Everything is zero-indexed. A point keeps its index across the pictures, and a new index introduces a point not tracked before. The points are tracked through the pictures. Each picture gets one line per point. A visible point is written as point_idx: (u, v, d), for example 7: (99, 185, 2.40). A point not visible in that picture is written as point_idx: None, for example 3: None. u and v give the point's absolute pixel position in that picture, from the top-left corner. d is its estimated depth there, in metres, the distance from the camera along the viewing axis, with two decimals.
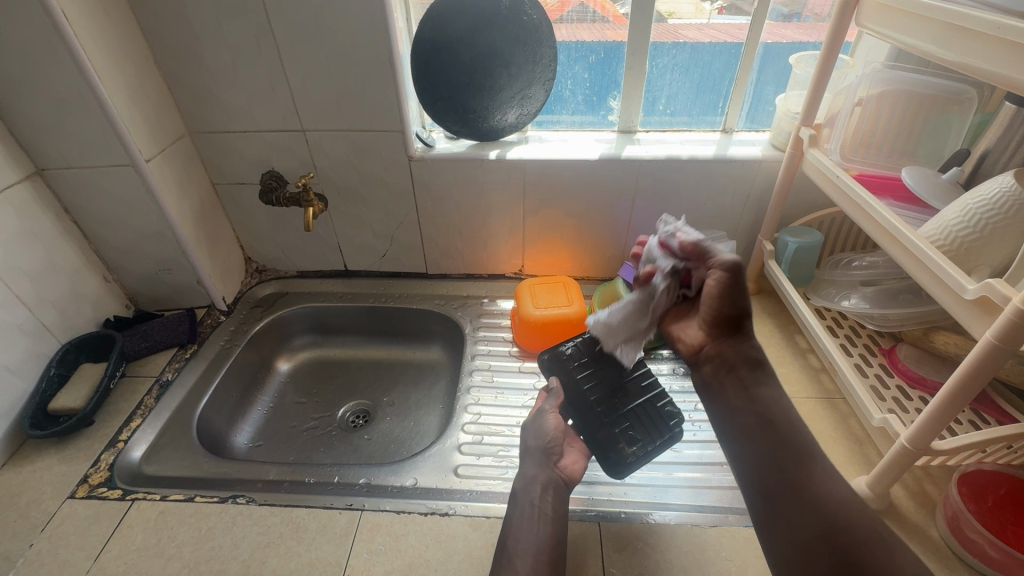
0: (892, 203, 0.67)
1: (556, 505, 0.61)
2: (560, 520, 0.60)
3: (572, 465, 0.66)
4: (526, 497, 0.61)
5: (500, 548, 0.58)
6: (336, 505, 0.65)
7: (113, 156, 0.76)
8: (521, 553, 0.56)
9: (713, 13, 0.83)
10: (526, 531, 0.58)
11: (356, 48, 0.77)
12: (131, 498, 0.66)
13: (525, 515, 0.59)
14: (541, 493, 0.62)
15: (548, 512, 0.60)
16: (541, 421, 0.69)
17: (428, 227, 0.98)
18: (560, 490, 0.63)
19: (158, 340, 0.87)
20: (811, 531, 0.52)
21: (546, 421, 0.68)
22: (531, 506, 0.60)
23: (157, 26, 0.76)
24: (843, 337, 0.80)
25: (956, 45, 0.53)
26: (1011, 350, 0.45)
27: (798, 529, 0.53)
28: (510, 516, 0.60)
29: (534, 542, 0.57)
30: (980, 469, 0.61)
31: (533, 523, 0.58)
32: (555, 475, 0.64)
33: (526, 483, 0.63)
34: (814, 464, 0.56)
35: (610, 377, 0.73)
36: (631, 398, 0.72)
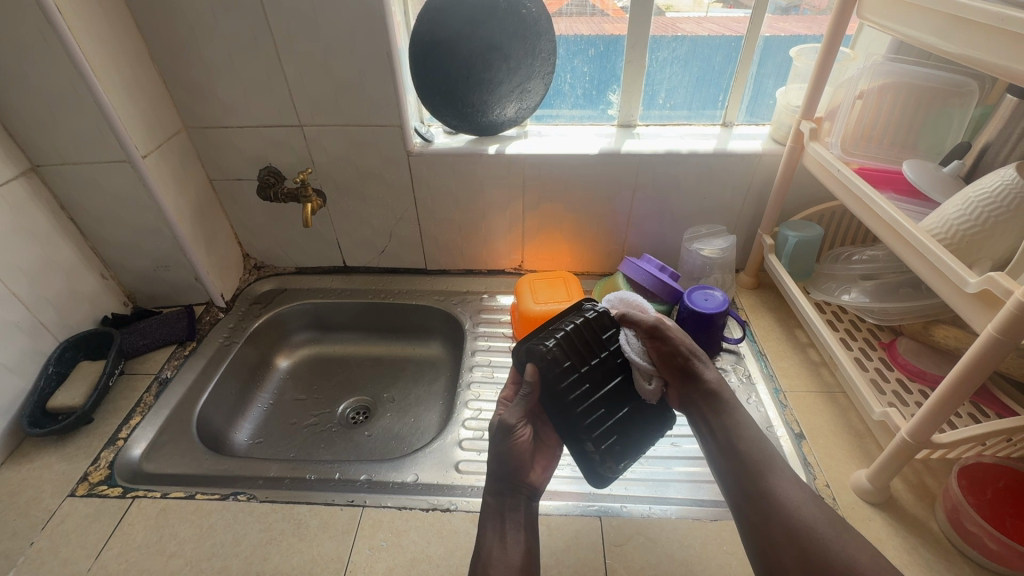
0: (893, 196, 0.66)
1: (527, 518, 0.60)
2: (531, 537, 0.58)
3: (540, 473, 0.64)
4: (497, 511, 0.59)
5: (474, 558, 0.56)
6: (337, 502, 0.65)
7: (109, 152, 0.75)
8: (494, 560, 0.54)
9: (711, 6, 0.82)
10: (498, 545, 0.56)
11: (353, 42, 0.76)
12: (131, 496, 0.66)
13: (497, 524, 0.58)
14: (512, 507, 0.60)
15: (520, 522, 0.59)
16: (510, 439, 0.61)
17: (426, 223, 0.97)
18: (529, 502, 0.62)
19: (157, 337, 0.87)
20: (785, 545, 0.53)
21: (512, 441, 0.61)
22: (501, 518, 0.59)
23: (151, 20, 0.75)
24: (843, 331, 0.80)
25: (958, 37, 0.53)
26: (1013, 343, 0.45)
27: (771, 545, 0.54)
28: (482, 528, 0.58)
29: (510, 552, 0.55)
30: (979, 462, 0.61)
31: (504, 536, 0.57)
32: (526, 489, 0.62)
33: (495, 495, 0.61)
34: (772, 471, 0.59)
35: (596, 381, 0.65)
36: (615, 408, 0.65)
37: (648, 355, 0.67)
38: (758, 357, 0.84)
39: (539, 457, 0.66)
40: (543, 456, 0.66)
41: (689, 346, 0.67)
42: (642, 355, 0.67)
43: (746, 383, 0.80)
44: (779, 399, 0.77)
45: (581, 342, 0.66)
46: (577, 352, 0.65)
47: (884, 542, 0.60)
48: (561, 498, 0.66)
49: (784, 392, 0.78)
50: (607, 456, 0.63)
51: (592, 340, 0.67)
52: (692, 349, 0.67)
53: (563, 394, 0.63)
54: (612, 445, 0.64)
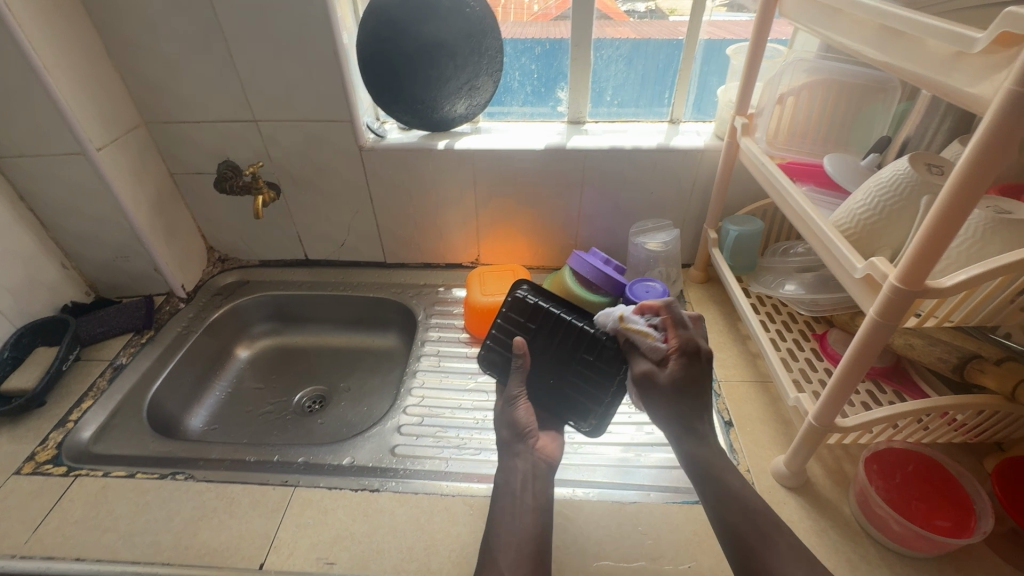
0: (811, 189, 0.69)
1: (540, 494, 0.62)
2: (543, 510, 0.60)
3: (550, 443, 0.67)
4: (508, 488, 0.62)
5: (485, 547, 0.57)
6: (271, 482, 0.67)
7: (63, 144, 0.78)
8: (503, 548, 0.56)
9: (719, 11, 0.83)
10: (509, 524, 0.58)
11: (301, 40, 0.79)
12: (74, 474, 0.69)
13: (508, 508, 0.60)
14: (522, 482, 0.62)
15: (529, 500, 0.61)
16: (511, 409, 0.68)
17: (382, 217, 1.00)
18: (543, 472, 0.64)
19: (115, 325, 0.90)
20: None
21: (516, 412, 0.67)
22: (512, 499, 0.61)
23: (107, 19, 0.78)
24: (779, 324, 0.82)
25: (846, 32, 0.56)
26: (892, 325, 0.47)
27: None
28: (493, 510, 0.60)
29: (519, 529, 0.58)
30: (890, 448, 0.63)
31: (515, 516, 0.59)
32: (536, 457, 0.65)
33: (507, 473, 0.64)
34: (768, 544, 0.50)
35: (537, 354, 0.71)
36: (565, 369, 0.69)
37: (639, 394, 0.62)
38: None
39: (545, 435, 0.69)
40: (549, 430, 0.70)
41: (671, 397, 0.59)
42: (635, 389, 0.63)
43: None
44: (713, 388, 0.78)
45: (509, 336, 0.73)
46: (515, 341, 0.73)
47: (795, 525, 0.61)
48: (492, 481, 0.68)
49: (719, 381, 0.80)
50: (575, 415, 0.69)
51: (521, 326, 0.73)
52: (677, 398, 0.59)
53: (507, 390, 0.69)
54: (580, 400, 0.69)
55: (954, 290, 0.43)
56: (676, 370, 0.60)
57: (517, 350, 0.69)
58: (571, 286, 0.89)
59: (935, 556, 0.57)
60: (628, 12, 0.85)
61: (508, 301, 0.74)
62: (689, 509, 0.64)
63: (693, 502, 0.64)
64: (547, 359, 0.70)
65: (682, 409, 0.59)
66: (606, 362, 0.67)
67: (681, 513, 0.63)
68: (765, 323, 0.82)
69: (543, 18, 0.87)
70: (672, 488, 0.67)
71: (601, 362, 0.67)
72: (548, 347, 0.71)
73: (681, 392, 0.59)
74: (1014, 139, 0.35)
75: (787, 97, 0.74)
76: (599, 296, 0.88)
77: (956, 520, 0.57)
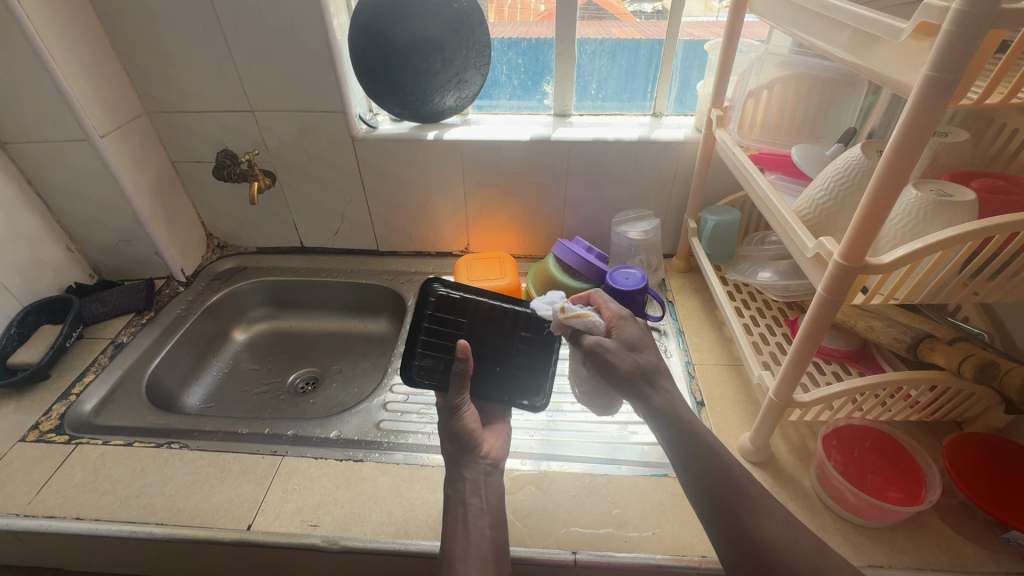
0: (779, 178, 0.72)
1: (486, 502, 0.61)
2: (493, 515, 0.60)
3: (495, 445, 0.68)
4: (457, 497, 0.61)
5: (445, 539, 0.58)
6: (261, 451, 0.71)
7: (68, 130, 0.82)
8: (460, 554, 0.55)
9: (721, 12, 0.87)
10: (464, 530, 0.57)
11: (295, 33, 0.83)
12: (75, 442, 0.73)
13: (461, 513, 0.59)
14: (471, 489, 0.61)
15: (480, 506, 0.60)
16: (457, 417, 0.66)
17: (375, 206, 1.03)
18: (489, 476, 0.65)
19: (116, 306, 0.94)
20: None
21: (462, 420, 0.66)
22: (464, 505, 0.60)
23: (110, 11, 0.82)
24: (753, 310, 0.85)
25: (806, 26, 0.58)
26: (839, 301, 0.50)
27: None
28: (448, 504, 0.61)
29: (473, 537, 0.57)
30: (849, 425, 0.66)
31: (467, 524, 0.57)
32: (484, 465, 0.65)
33: (455, 481, 0.62)
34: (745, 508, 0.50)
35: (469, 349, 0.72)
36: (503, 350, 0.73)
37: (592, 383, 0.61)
38: (677, 333, 0.89)
39: (490, 435, 0.70)
40: (495, 430, 0.71)
41: (639, 363, 0.57)
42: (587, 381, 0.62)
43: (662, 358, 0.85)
44: (688, 371, 0.82)
45: (434, 342, 0.73)
46: (440, 346, 0.72)
47: None
48: None
49: (694, 364, 0.83)
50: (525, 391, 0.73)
51: (444, 328, 0.73)
52: (643, 366, 0.57)
53: (450, 399, 0.66)
54: (518, 380, 0.73)
55: (893, 265, 0.46)
56: (627, 334, 0.59)
57: (460, 356, 0.63)
58: (555, 273, 0.92)
59: (888, 527, 0.60)
60: (635, 13, 0.89)
61: (428, 303, 0.74)
62: (658, 481, 0.67)
63: (661, 475, 0.67)
64: (482, 351, 0.73)
65: (639, 365, 0.56)
66: (533, 339, 0.73)
67: (650, 485, 0.66)
68: (740, 309, 0.85)
69: (547, 18, 0.90)
70: (643, 462, 0.70)
71: (527, 339, 0.73)
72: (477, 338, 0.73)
73: (648, 363, 0.57)
74: (934, 120, 0.38)
75: (759, 91, 0.77)
76: (581, 282, 0.91)
77: (908, 492, 0.60)
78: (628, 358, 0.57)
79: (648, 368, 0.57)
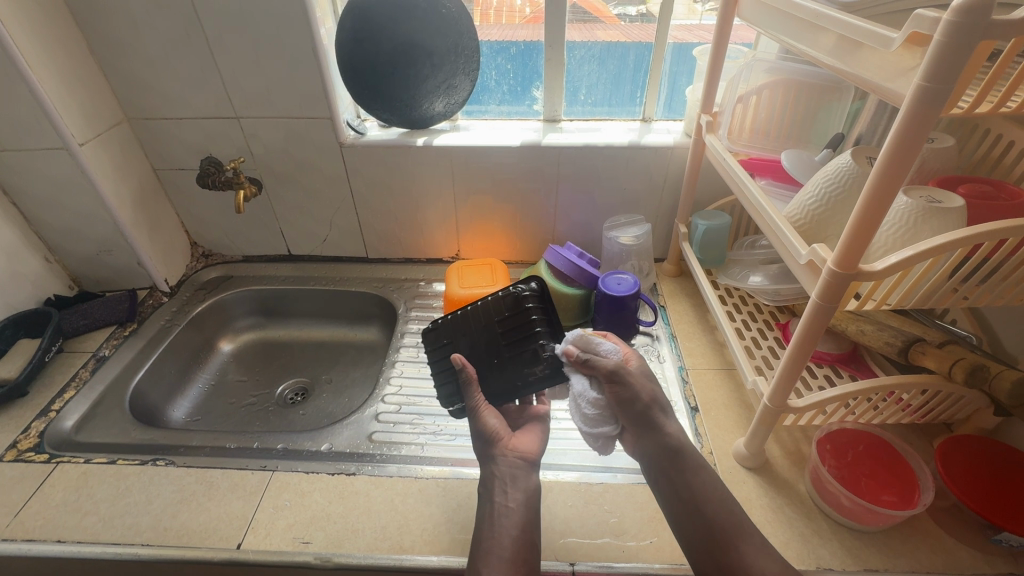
0: (769, 183, 0.72)
1: (520, 497, 0.59)
2: (527, 510, 0.59)
3: (525, 441, 0.65)
4: (489, 496, 0.60)
5: (476, 542, 0.57)
6: (250, 467, 0.69)
7: (46, 139, 0.80)
8: (490, 553, 0.54)
9: (705, 14, 0.87)
10: (491, 532, 0.56)
11: (281, 39, 0.81)
12: (56, 461, 0.70)
13: (491, 513, 0.58)
14: (501, 485, 0.60)
15: (512, 503, 0.59)
16: (482, 420, 0.64)
17: (364, 213, 1.02)
18: (524, 470, 0.62)
19: (98, 318, 0.91)
20: None
21: (488, 423, 0.64)
22: (493, 505, 0.59)
23: (88, 16, 0.80)
24: (744, 314, 0.85)
25: (792, 33, 0.59)
26: (834, 307, 0.50)
27: None
28: (479, 505, 0.60)
29: (504, 536, 0.56)
30: (842, 429, 0.66)
31: (500, 523, 0.57)
32: (514, 459, 0.62)
33: (487, 481, 0.61)
34: (743, 541, 0.53)
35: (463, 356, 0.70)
36: (492, 342, 0.69)
37: (602, 411, 0.61)
38: (669, 338, 0.89)
39: (523, 431, 0.67)
40: (527, 429, 0.68)
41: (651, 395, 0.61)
42: (596, 411, 0.60)
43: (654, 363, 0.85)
44: (681, 376, 0.81)
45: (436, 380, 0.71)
46: (442, 376, 0.71)
47: (753, 502, 0.64)
48: (466, 465, 0.70)
49: (687, 369, 0.83)
50: (535, 365, 0.66)
51: (433, 357, 0.73)
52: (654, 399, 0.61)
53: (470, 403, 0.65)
54: (522, 360, 0.67)
55: (885, 272, 0.46)
56: (640, 363, 0.65)
57: (460, 364, 0.66)
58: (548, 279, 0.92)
59: (883, 530, 0.60)
60: (619, 16, 0.89)
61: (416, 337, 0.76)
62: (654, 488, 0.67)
63: None
64: (476, 355, 0.69)
65: (655, 394, 0.62)
66: (512, 322, 0.69)
67: (646, 493, 0.66)
68: (732, 314, 0.85)
69: (534, 22, 0.90)
70: (638, 469, 0.70)
71: (507, 325, 0.69)
72: (465, 348, 0.70)
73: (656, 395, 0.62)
74: (926, 129, 0.38)
75: (748, 97, 0.78)
76: (574, 288, 0.90)
77: (901, 496, 0.60)
78: (639, 382, 0.61)
79: (661, 401, 0.62)
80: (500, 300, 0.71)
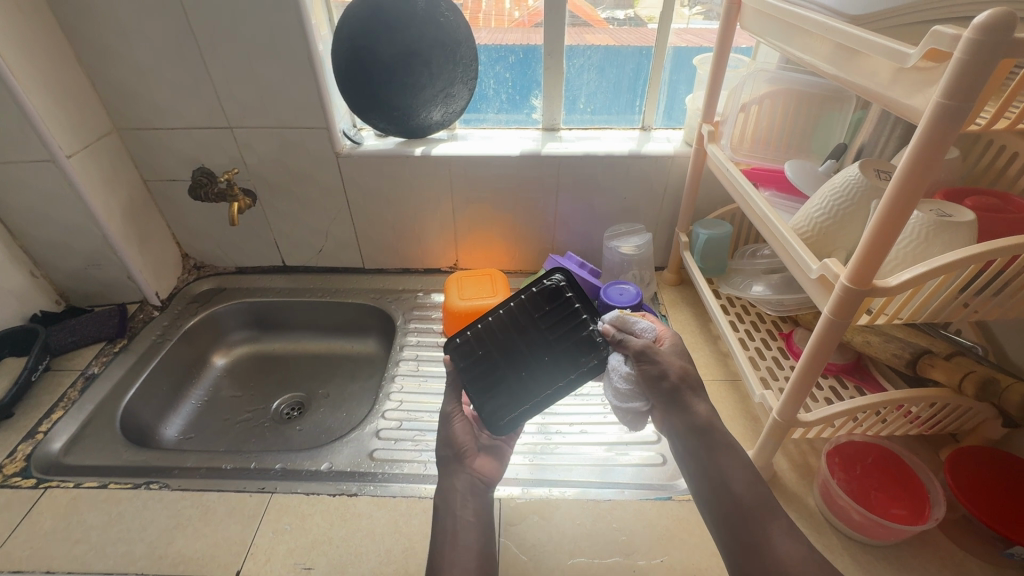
0: (773, 194, 0.72)
1: (473, 513, 0.59)
2: (481, 528, 0.58)
3: (487, 462, 0.65)
4: (448, 508, 0.58)
5: (432, 553, 0.55)
6: (247, 489, 0.67)
7: (32, 151, 0.77)
8: (447, 566, 0.53)
9: (692, 18, 0.86)
10: (450, 544, 0.55)
11: (276, 48, 0.80)
12: (44, 487, 0.68)
13: (448, 525, 0.57)
14: (461, 498, 0.59)
15: (469, 519, 0.58)
16: (449, 427, 0.64)
17: (360, 223, 1.00)
18: (479, 489, 0.61)
19: (86, 335, 0.88)
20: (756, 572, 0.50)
21: (455, 431, 0.64)
22: (453, 517, 0.58)
23: (75, 25, 0.77)
24: (747, 324, 0.84)
25: (796, 43, 0.58)
26: (846, 323, 0.49)
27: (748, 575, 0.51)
28: (437, 515, 0.59)
29: (460, 550, 0.55)
30: (850, 441, 0.66)
31: (456, 537, 0.56)
32: (474, 476, 0.62)
33: (445, 493, 0.60)
34: (769, 518, 0.53)
35: (512, 361, 0.65)
36: (538, 340, 0.66)
37: (634, 387, 0.64)
38: None
39: (489, 450, 0.67)
40: (490, 448, 0.67)
41: (679, 374, 0.63)
42: (626, 386, 0.64)
43: None
44: None
45: (475, 385, 0.64)
46: (491, 390, 0.64)
47: None
48: None
49: None
50: (586, 353, 0.65)
51: (476, 372, 0.65)
52: (684, 377, 0.63)
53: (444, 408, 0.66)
54: (574, 350, 0.65)
55: (899, 288, 0.46)
56: (672, 342, 0.68)
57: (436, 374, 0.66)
58: None
59: (894, 543, 0.59)
60: (607, 20, 0.87)
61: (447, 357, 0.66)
62: (662, 505, 0.66)
63: (665, 498, 0.66)
64: (524, 357, 0.65)
65: (684, 373, 0.64)
66: (555, 315, 0.67)
67: (654, 510, 0.65)
68: (735, 324, 0.84)
69: (519, 25, 0.89)
70: (645, 485, 0.69)
71: (550, 319, 0.67)
72: (509, 349, 0.65)
73: (686, 373, 0.64)
74: (945, 147, 0.38)
75: (750, 106, 0.77)
76: None
77: (911, 509, 0.60)
78: (668, 359, 0.64)
79: (691, 380, 0.64)
80: (537, 296, 0.68)
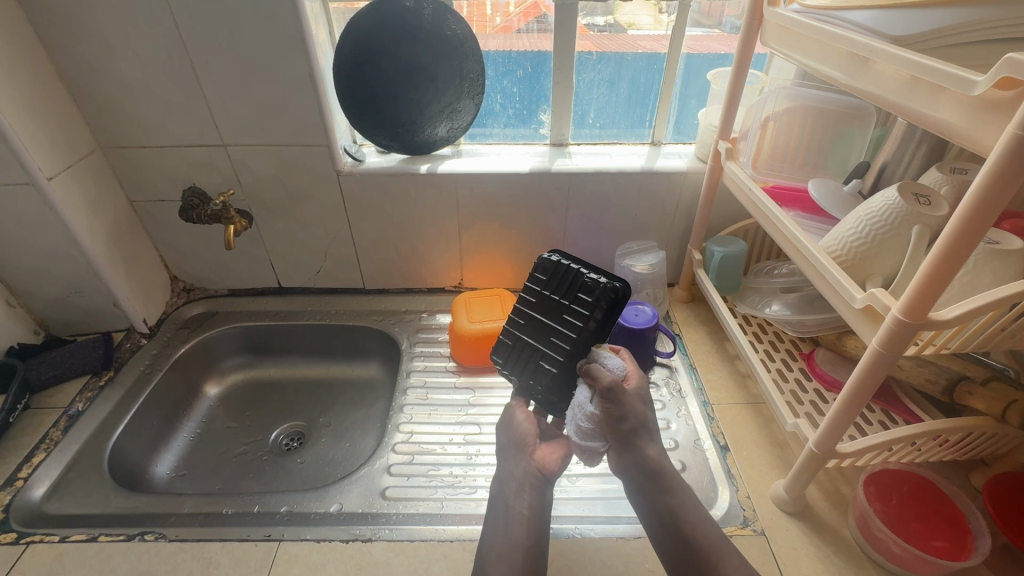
0: (798, 215, 0.71)
1: (528, 501, 0.61)
2: (534, 518, 0.59)
3: (550, 455, 0.66)
4: (501, 497, 0.61)
5: (479, 551, 0.58)
6: (252, 537, 0.62)
7: (9, 174, 0.71)
8: (495, 561, 0.55)
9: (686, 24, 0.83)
10: (501, 536, 0.57)
11: (275, 62, 0.75)
12: (26, 542, 0.62)
13: (499, 515, 0.60)
14: (518, 487, 0.62)
15: (523, 509, 0.60)
16: (511, 418, 0.68)
17: (361, 242, 0.96)
18: (539, 481, 0.63)
19: (70, 368, 0.82)
20: None
21: (520, 421, 0.67)
22: (506, 507, 0.60)
23: (56, 38, 0.72)
24: (766, 344, 0.82)
25: (829, 62, 0.56)
26: (894, 356, 0.47)
27: None
28: (493, 501, 0.62)
29: (511, 540, 0.57)
30: (885, 469, 0.64)
31: (509, 526, 0.58)
32: (534, 466, 0.64)
33: (503, 481, 0.63)
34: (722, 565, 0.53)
35: (539, 336, 0.68)
36: (547, 310, 0.68)
37: (596, 427, 0.60)
38: (689, 369, 0.86)
39: (552, 444, 0.68)
40: (553, 443, 0.68)
41: (635, 421, 0.59)
42: (591, 424, 0.60)
43: (677, 397, 0.81)
44: (706, 412, 0.78)
45: (520, 371, 0.69)
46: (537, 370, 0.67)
47: (799, 552, 0.61)
48: None
49: (712, 404, 0.79)
50: (588, 299, 0.65)
51: (517, 358, 0.69)
52: (638, 424, 0.60)
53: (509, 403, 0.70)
54: (577, 301, 0.66)
55: (954, 321, 0.44)
56: (638, 387, 0.62)
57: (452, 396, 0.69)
58: None
59: None
60: (588, 26, 0.84)
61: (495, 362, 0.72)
62: None
63: None
64: (545, 329, 0.68)
65: (641, 418, 0.60)
66: (554, 282, 0.69)
67: None
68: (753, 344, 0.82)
69: (502, 31, 0.86)
70: None
71: (551, 288, 0.69)
72: (530, 328, 0.70)
73: (642, 419, 0.60)
74: (1018, 178, 0.36)
75: (770, 121, 0.75)
76: None
77: (952, 541, 0.58)
78: (631, 403, 0.60)
79: (645, 425, 0.60)
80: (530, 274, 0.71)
